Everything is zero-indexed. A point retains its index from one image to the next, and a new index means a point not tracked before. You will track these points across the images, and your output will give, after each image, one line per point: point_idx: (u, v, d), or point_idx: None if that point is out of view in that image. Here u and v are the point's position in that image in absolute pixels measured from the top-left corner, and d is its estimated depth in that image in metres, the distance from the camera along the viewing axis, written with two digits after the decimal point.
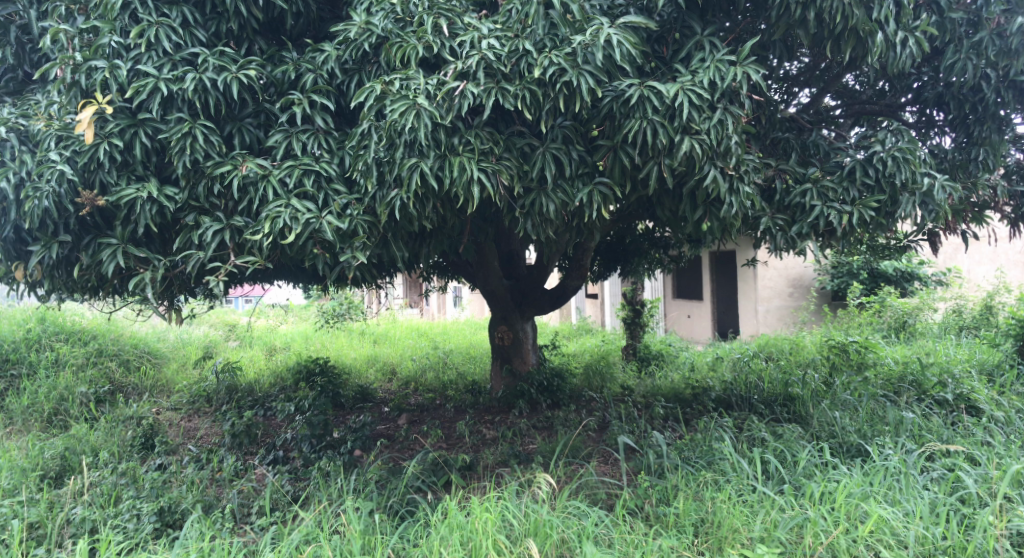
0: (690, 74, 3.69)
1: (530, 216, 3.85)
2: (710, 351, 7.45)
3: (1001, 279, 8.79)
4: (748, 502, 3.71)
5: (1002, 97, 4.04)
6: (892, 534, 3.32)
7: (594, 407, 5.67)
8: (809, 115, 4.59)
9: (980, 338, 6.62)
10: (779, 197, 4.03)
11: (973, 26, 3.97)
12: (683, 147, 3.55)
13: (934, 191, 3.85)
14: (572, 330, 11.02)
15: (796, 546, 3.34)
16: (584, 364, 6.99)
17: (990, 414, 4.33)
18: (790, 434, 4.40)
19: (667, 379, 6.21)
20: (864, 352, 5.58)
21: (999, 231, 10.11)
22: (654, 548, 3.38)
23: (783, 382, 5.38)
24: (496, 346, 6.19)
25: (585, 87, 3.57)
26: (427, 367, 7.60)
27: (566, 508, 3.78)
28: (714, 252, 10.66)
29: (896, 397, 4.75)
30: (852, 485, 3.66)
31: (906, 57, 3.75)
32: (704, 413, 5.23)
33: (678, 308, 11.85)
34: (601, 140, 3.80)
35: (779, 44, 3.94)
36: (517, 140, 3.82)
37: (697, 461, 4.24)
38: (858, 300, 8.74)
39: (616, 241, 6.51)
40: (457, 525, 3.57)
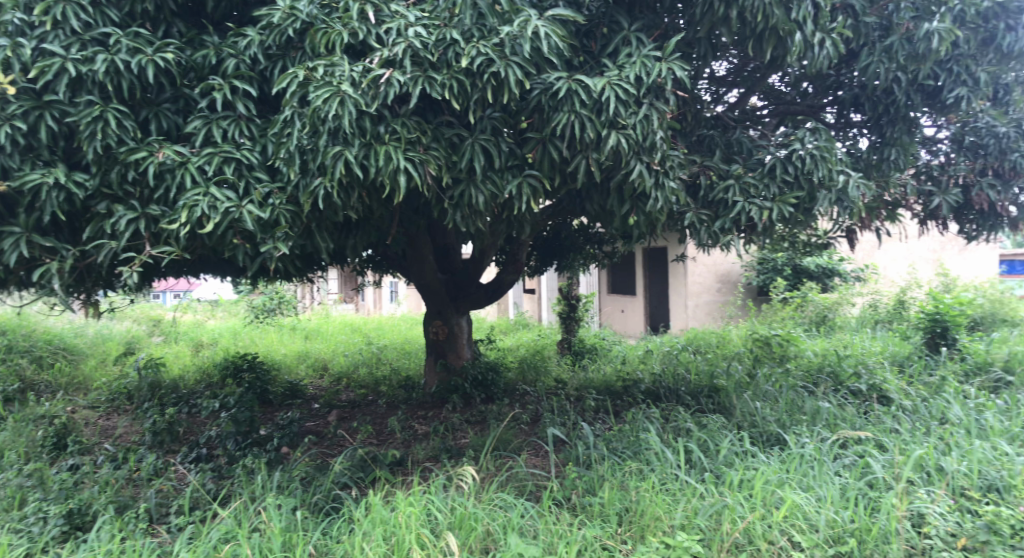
0: (617, 69, 3.74)
1: (459, 208, 3.85)
2: (642, 344, 7.53)
3: (913, 275, 9.18)
4: (670, 490, 3.81)
5: (912, 100, 3.98)
6: (805, 519, 3.48)
7: (527, 400, 5.60)
8: (735, 114, 4.56)
9: (893, 330, 6.91)
10: (704, 192, 4.10)
11: (886, 30, 3.89)
12: (610, 142, 3.62)
13: (849, 189, 3.96)
14: (509, 325, 11.00)
15: (715, 532, 3.47)
16: (519, 358, 6.99)
17: (898, 403, 4.48)
18: (713, 423, 4.47)
19: (599, 372, 6.23)
20: (786, 345, 5.77)
21: (910, 229, 10.61)
22: (578, 538, 3.47)
23: (708, 373, 5.49)
24: (430, 341, 6.06)
25: (512, 78, 3.60)
26: (359, 363, 7.49)
27: (493, 501, 3.81)
28: (646, 248, 10.85)
29: (814, 388, 4.89)
30: (769, 472, 3.81)
31: (824, 58, 3.76)
32: (633, 405, 5.24)
33: (612, 303, 12.05)
34: (530, 132, 3.84)
35: (705, 42, 3.93)
36: (446, 130, 3.80)
37: (625, 451, 4.29)
38: (781, 295, 8.97)
39: (553, 236, 6.49)
40: (381, 520, 3.56)
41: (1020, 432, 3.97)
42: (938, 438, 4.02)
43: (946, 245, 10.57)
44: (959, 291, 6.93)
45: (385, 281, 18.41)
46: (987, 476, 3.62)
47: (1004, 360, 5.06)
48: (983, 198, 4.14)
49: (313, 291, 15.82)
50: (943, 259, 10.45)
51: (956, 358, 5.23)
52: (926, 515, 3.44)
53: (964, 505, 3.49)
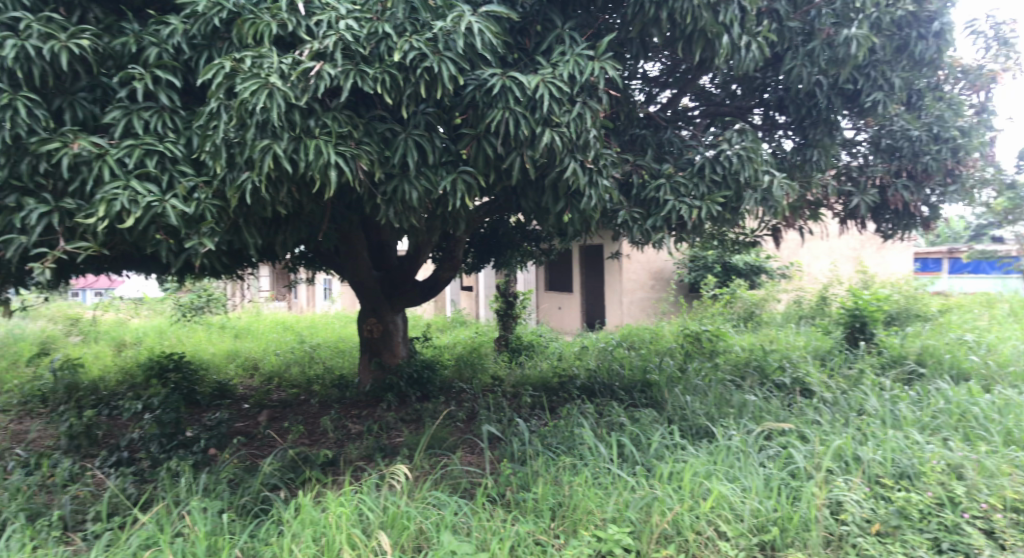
0: (550, 67, 3.76)
1: (392, 204, 3.80)
2: (578, 340, 7.63)
3: (834, 272, 9.58)
4: (603, 484, 3.87)
5: (833, 104, 4.16)
6: (730, 509, 3.59)
7: (463, 397, 5.59)
8: (667, 115, 4.65)
9: (815, 325, 7.20)
10: (637, 191, 4.15)
11: (809, 36, 4.01)
12: (544, 139, 3.63)
13: (773, 188, 4.09)
14: (446, 323, 10.97)
15: (645, 524, 3.54)
16: (456, 356, 6.97)
17: (820, 395, 4.66)
18: (646, 418, 4.56)
19: (536, 368, 6.27)
20: (715, 341, 5.93)
21: (830, 228, 11.06)
22: (512, 534, 3.49)
23: (642, 368, 5.59)
24: (364, 339, 5.97)
25: (446, 74, 3.58)
26: (292, 362, 7.33)
27: (426, 499, 3.79)
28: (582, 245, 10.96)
29: (742, 382, 5.05)
30: (698, 464, 3.91)
31: (751, 61, 3.84)
32: (568, 400, 5.29)
33: (550, 300, 12.16)
34: (465, 128, 3.82)
35: (636, 42, 4.00)
36: (378, 125, 3.75)
37: (559, 446, 4.32)
38: (711, 291, 9.22)
39: (491, 234, 6.48)
40: (311, 521, 3.49)
41: (930, 422, 4.18)
42: (855, 429, 4.20)
43: (865, 243, 11.05)
44: (877, 288, 7.28)
45: (319, 278, 18.10)
46: (899, 464, 3.80)
47: (917, 354, 5.33)
48: (899, 200, 4.35)
49: (244, 288, 15.38)
50: (862, 257, 10.92)
51: (874, 351, 5.48)
52: (843, 502, 3.58)
53: (878, 491, 3.65)
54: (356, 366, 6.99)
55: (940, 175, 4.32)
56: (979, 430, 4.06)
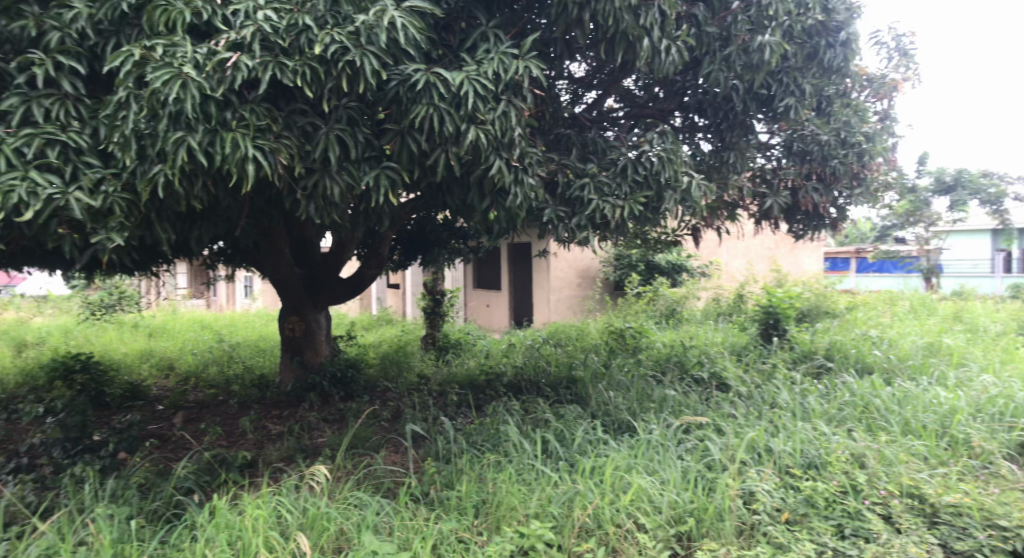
0: (475, 64, 3.75)
1: (313, 199, 3.72)
2: (506, 337, 7.67)
3: (750, 270, 9.94)
4: (526, 480, 3.90)
5: (749, 108, 4.31)
6: (649, 502, 3.68)
7: (388, 396, 5.53)
8: (592, 115, 4.73)
9: (733, 322, 7.47)
10: (561, 190, 4.17)
11: (725, 41, 4.12)
12: (469, 136, 3.62)
13: (692, 189, 4.22)
14: (372, 320, 10.85)
15: (566, 518, 3.58)
16: (382, 354, 6.89)
17: (735, 389, 4.84)
18: (570, 414, 4.62)
19: (463, 366, 6.27)
20: (638, 337, 6.08)
21: (746, 227, 11.48)
22: (434, 532, 3.47)
23: (567, 365, 5.67)
24: (286, 337, 5.83)
25: (369, 68, 3.52)
26: (210, 361, 7.10)
27: (347, 499, 3.73)
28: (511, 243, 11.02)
29: (662, 377, 5.18)
30: (618, 458, 3.99)
31: (671, 64, 3.93)
32: (494, 398, 5.31)
33: (479, 298, 12.19)
34: (388, 123, 3.77)
35: (560, 42, 4.04)
36: (299, 119, 3.65)
37: (484, 444, 4.33)
38: (635, 289, 9.43)
39: (418, 231, 6.42)
40: (226, 525, 3.39)
41: (836, 414, 4.40)
42: (768, 421, 4.37)
43: (779, 242, 11.54)
44: (790, 286, 7.61)
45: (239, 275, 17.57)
46: (807, 454, 3.98)
47: (825, 349, 5.60)
48: (809, 201, 4.57)
49: (158, 286, 14.77)
50: (776, 256, 11.40)
51: (786, 346, 5.72)
52: (754, 492, 3.72)
53: (787, 481, 3.81)
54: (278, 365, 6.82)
55: (847, 179, 4.56)
56: (880, 421, 4.29)
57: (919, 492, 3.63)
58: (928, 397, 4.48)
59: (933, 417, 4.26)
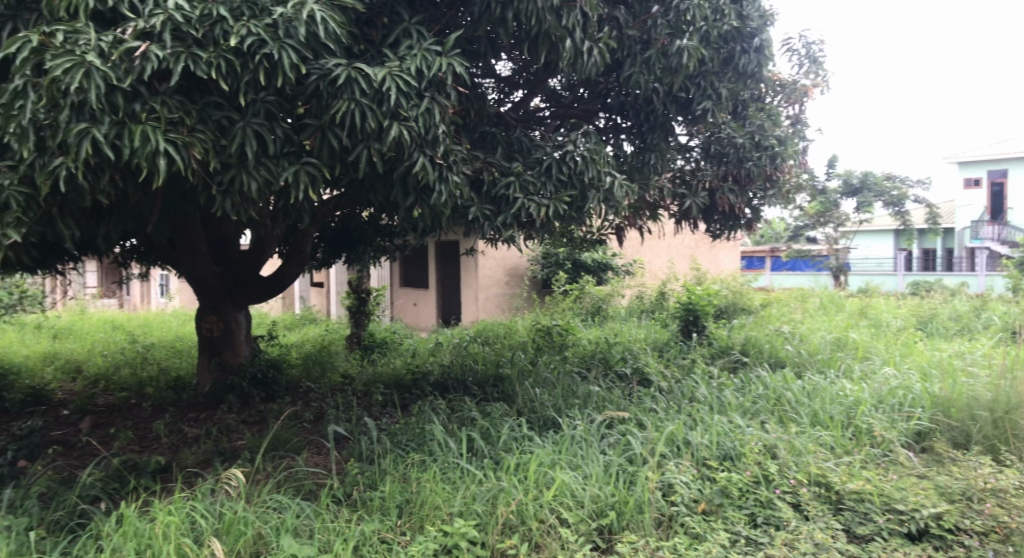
0: (397, 60, 3.72)
1: (230, 195, 3.59)
2: (434, 336, 7.64)
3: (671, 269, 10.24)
4: (451, 479, 3.89)
5: (669, 110, 4.41)
6: (572, 496, 3.73)
7: (311, 397, 5.42)
8: (519, 114, 4.75)
9: (656, 319, 7.67)
10: (486, 188, 4.16)
11: (646, 45, 4.21)
12: (392, 133, 3.58)
13: (614, 189, 4.29)
14: (294, 320, 10.62)
15: (490, 516, 3.58)
16: (304, 354, 6.75)
17: (657, 384, 4.96)
18: (496, 411, 4.64)
19: (389, 365, 6.21)
20: (564, 335, 6.16)
21: (668, 227, 11.84)
22: (356, 533, 3.42)
23: (494, 363, 5.69)
24: (203, 337, 5.65)
25: (287, 62, 3.43)
26: (121, 363, 6.79)
27: (266, 502, 3.63)
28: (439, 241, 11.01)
29: (587, 373, 5.27)
30: (543, 454, 4.02)
31: (593, 65, 3.99)
32: (420, 397, 5.28)
33: (406, 296, 12.12)
34: (308, 118, 3.68)
35: (484, 40, 4.04)
36: (213, 112, 3.51)
37: (408, 443, 4.30)
38: (562, 287, 9.54)
39: (342, 228, 6.32)
40: (135, 533, 3.24)
41: (751, 407, 4.58)
42: (687, 415, 4.50)
43: (699, 241, 11.92)
44: (709, 284, 7.88)
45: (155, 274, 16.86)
46: (723, 446, 4.12)
47: (741, 344, 5.81)
48: (726, 201, 4.74)
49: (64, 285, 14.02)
50: (696, 254, 11.78)
51: (705, 342, 5.92)
52: (673, 484, 3.81)
53: (704, 472, 3.94)
54: (195, 367, 6.59)
55: (761, 180, 4.75)
56: (791, 413, 4.49)
57: (826, 480, 3.80)
58: (835, 390, 4.71)
59: (839, 408, 4.49)
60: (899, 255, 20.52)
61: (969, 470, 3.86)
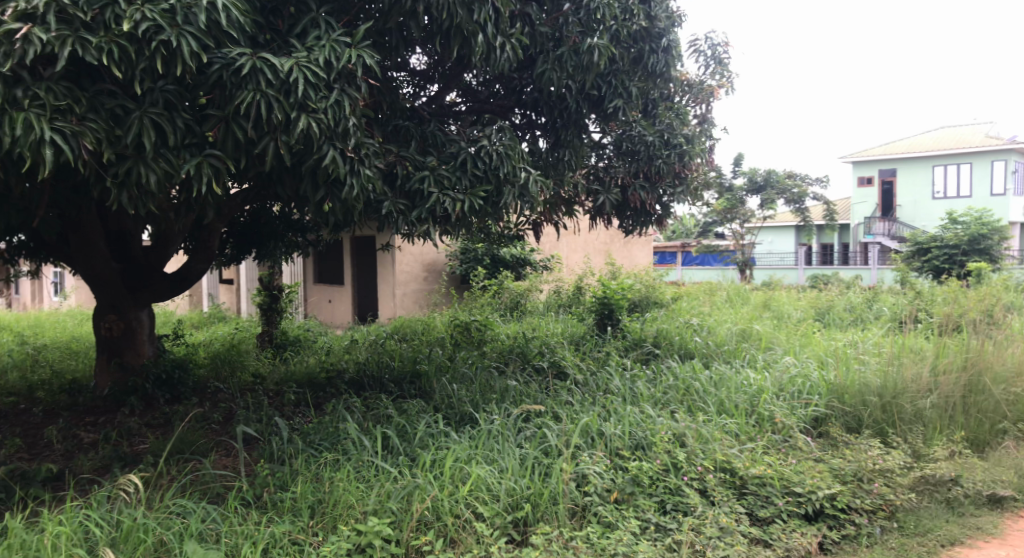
0: (305, 50, 3.63)
1: (125, 188, 3.37)
2: (351, 333, 7.53)
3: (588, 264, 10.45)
4: (365, 477, 3.83)
5: (582, 108, 4.46)
6: (487, 491, 3.73)
7: (219, 398, 5.23)
8: (434, 108, 4.71)
9: (573, 313, 7.80)
10: (400, 182, 4.08)
11: (558, 42, 4.26)
12: (300, 125, 3.48)
13: (529, 185, 4.32)
14: (203, 319, 10.22)
15: (405, 513, 3.54)
16: (212, 354, 6.51)
17: (573, 377, 5.04)
18: (413, 408, 4.62)
19: (303, 364, 6.07)
20: (483, 330, 6.19)
21: (583, 223, 12.12)
22: (266, 536, 3.32)
23: (411, 359, 5.65)
24: (101, 337, 5.37)
25: (186, 49, 3.30)
26: (9, 367, 6.36)
27: (169, 508, 3.49)
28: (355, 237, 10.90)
29: (504, 368, 5.31)
30: (459, 450, 4.02)
31: (506, 61, 4.02)
32: (335, 395, 5.19)
33: (320, 293, 11.91)
34: (210, 109, 3.52)
35: (395, 33, 4.00)
36: (106, 100, 3.30)
37: (322, 443, 4.22)
38: (481, 283, 9.55)
39: (251, 222, 6.15)
40: (21, 546, 3.05)
41: (661, 397, 4.72)
42: (601, 406, 4.59)
43: (612, 238, 12.32)
44: (624, 278, 8.09)
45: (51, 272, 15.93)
46: (635, 436, 4.23)
47: (653, 337, 5.97)
48: (637, 198, 4.85)
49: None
50: (610, 251, 12.18)
51: (620, 335, 6.06)
52: (587, 475, 3.88)
53: (617, 462, 4.03)
54: (93, 369, 6.24)
55: (670, 177, 4.89)
56: (699, 402, 4.65)
57: (730, 466, 3.96)
58: (740, 379, 4.91)
59: (744, 397, 4.68)
60: (804, 250, 21.58)
61: (861, 453, 4.12)
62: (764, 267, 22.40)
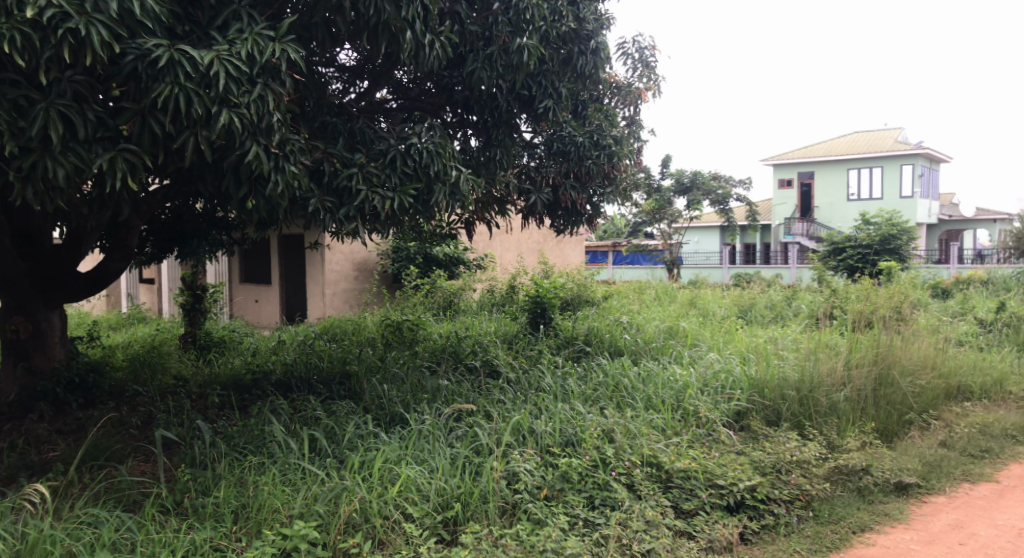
0: (226, 43, 3.53)
1: (30, 182, 3.19)
2: (279, 333, 7.37)
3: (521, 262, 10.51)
4: (291, 481, 3.75)
5: (513, 107, 4.48)
6: (417, 491, 3.71)
7: (137, 401, 5.03)
8: (364, 105, 4.67)
9: (505, 312, 7.84)
10: (327, 179, 4.00)
11: (488, 41, 4.27)
12: (221, 119, 3.37)
13: (460, 183, 4.30)
14: (121, 320, 9.81)
15: (333, 515, 3.47)
16: (131, 356, 6.25)
17: (505, 376, 5.07)
18: (341, 409, 4.55)
19: (228, 365, 5.90)
20: (415, 329, 6.15)
21: (516, 222, 12.22)
22: (185, 543, 3.21)
23: (341, 360, 5.57)
24: (7, 340, 5.10)
25: (96, 38, 3.16)
26: None
27: (80, 517, 3.34)
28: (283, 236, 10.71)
29: (436, 367, 5.29)
30: (388, 451, 3.98)
31: (435, 58, 4.00)
32: (262, 397, 5.08)
33: (244, 293, 11.61)
34: (124, 101, 3.38)
35: (321, 27, 3.93)
36: (8, 89, 3.13)
37: (247, 446, 4.12)
38: (412, 282, 9.47)
39: (174, 220, 5.94)
40: None
41: (591, 394, 4.79)
42: (532, 404, 4.63)
43: (545, 237, 12.48)
44: (556, 277, 8.18)
45: None
46: (565, 433, 4.28)
47: (584, 334, 6.05)
48: (568, 198, 4.92)
49: None
50: (543, 249, 12.33)
51: (552, 333, 6.12)
52: (517, 472, 3.90)
53: (547, 459, 4.06)
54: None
55: (600, 177, 4.98)
56: (627, 398, 4.75)
57: (656, 461, 4.04)
58: (667, 375, 5.04)
59: (670, 392, 4.80)
60: (728, 247, 22.27)
61: (779, 445, 4.28)
62: (690, 266, 23.02)
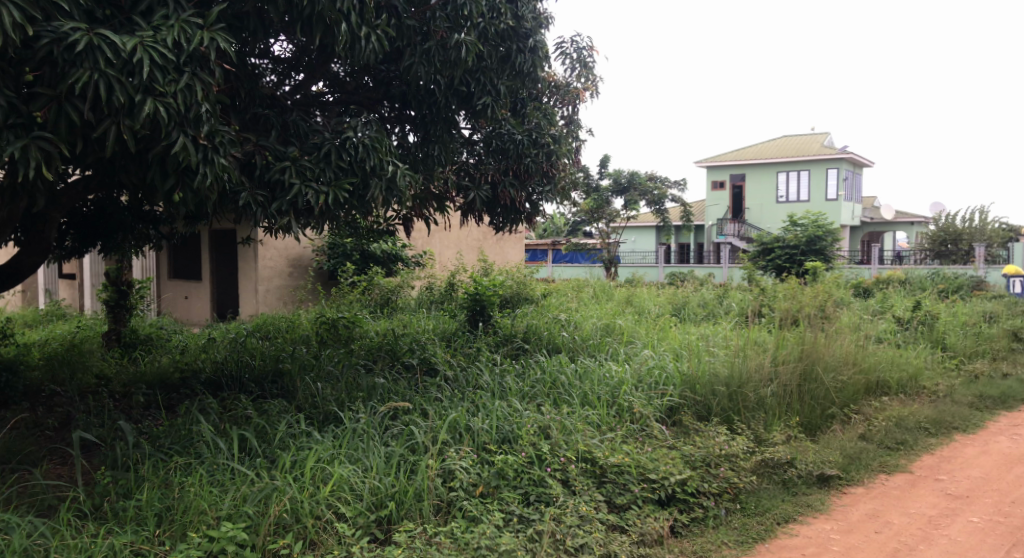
0: (151, 30, 3.40)
1: None
2: (208, 331, 7.17)
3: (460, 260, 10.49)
4: (219, 481, 3.65)
5: (451, 103, 4.47)
6: (350, 490, 3.65)
7: (56, 402, 4.82)
8: (299, 97, 4.59)
9: (444, 310, 7.81)
10: (259, 172, 3.93)
11: (425, 36, 4.24)
12: (145, 109, 3.25)
13: (398, 179, 4.21)
14: (40, 318, 9.36)
15: (262, 516, 3.38)
16: (49, 354, 5.98)
17: (442, 373, 5.05)
18: (273, 408, 4.46)
19: (155, 364, 5.69)
20: (350, 327, 6.07)
21: (456, 219, 12.21)
22: (102, 549, 3.07)
23: (274, 358, 5.45)
24: None
25: (8, 20, 3.00)
26: None
27: None
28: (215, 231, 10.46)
29: (372, 366, 5.24)
30: (321, 450, 3.91)
31: (371, 51, 3.94)
32: (190, 396, 4.93)
33: (174, 289, 11.27)
34: (39, 87, 3.22)
35: (253, 17, 3.83)
36: None
37: (173, 446, 4.00)
38: (350, 280, 9.34)
39: (97, 213, 5.70)
40: None
41: (529, 390, 4.82)
42: (470, 402, 4.63)
43: (486, 235, 12.52)
44: (494, 275, 8.19)
45: None
46: (502, 430, 4.29)
47: (523, 332, 6.08)
48: (506, 195, 4.96)
49: None
50: (483, 247, 12.35)
51: (491, 331, 6.13)
52: (453, 470, 3.88)
53: (483, 456, 4.06)
54: None
55: (539, 175, 5.03)
56: (564, 395, 4.80)
57: (591, 456, 4.09)
58: (602, 372, 5.11)
59: (606, 389, 4.87)
60: (665, 246, 22.45)
61: (709, 439, 4.39)
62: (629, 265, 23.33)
